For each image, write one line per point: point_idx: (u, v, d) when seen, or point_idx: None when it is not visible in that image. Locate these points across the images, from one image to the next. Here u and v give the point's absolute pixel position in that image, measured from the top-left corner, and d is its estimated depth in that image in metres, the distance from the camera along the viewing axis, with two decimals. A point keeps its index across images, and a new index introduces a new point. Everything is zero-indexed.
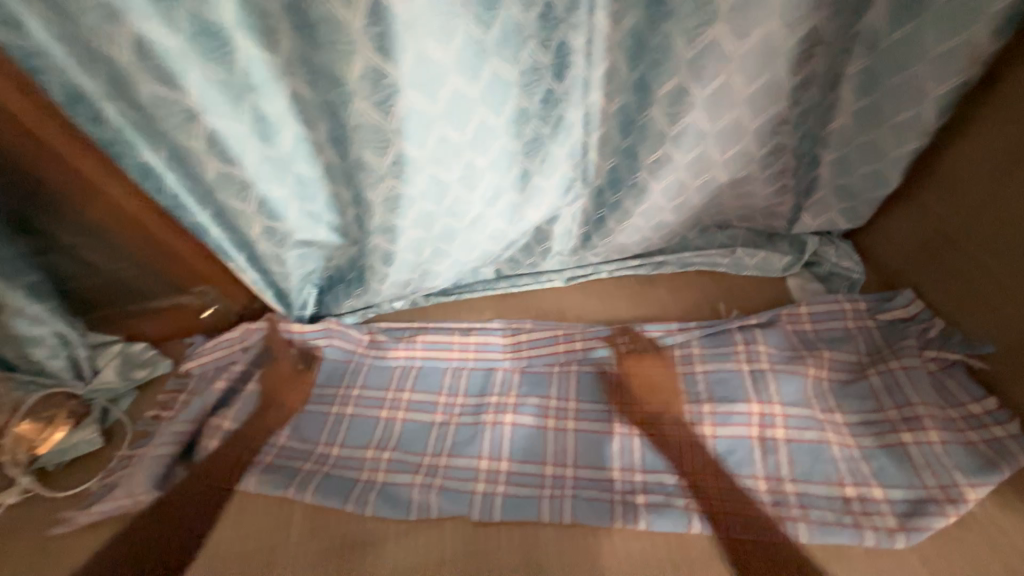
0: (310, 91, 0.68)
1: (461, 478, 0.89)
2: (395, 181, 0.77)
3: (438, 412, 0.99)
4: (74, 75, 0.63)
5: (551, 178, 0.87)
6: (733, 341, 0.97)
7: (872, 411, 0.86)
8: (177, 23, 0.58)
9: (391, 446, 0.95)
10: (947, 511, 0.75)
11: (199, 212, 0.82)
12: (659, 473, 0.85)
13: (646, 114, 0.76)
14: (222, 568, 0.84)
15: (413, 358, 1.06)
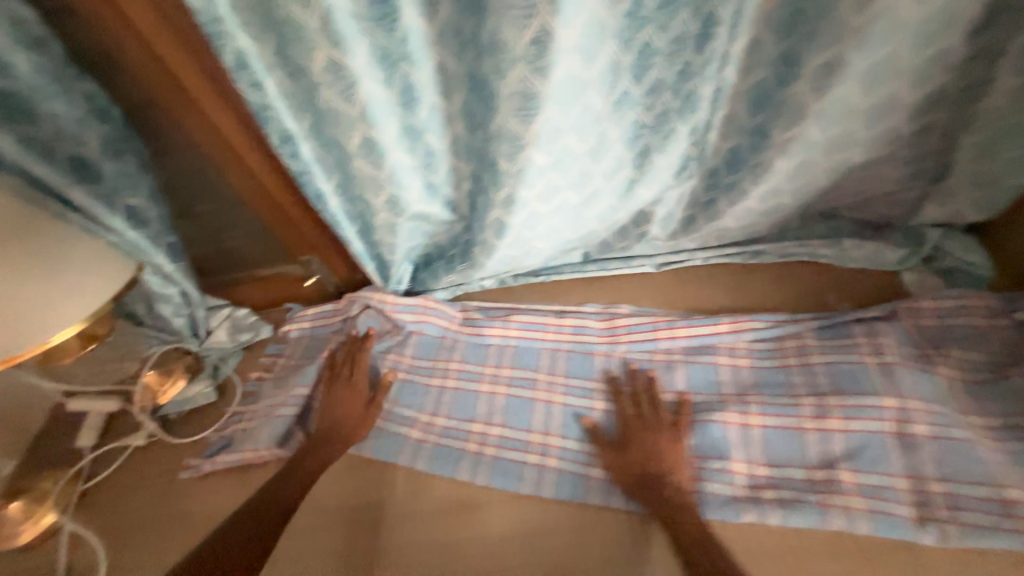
0: (457, 61, 0.69)
1: (562, 455, 0.91)
2: (532, 151, 0.70)
3: (540, 390, 0.99)
4: (245, 40, 0.65)
5: (668, 156, 0.85)
6: (852, 333, 0.93)
7: (1015, 413, 0.80)
8: None
9: (499, 420, 0.97)
10: None
11: (327, 181, 0.85)
12: (787, 467, 0.83)
13: (790, 88, 0.75)
14: (333, 522, 0.90)
15: (508, 338, 1.06)
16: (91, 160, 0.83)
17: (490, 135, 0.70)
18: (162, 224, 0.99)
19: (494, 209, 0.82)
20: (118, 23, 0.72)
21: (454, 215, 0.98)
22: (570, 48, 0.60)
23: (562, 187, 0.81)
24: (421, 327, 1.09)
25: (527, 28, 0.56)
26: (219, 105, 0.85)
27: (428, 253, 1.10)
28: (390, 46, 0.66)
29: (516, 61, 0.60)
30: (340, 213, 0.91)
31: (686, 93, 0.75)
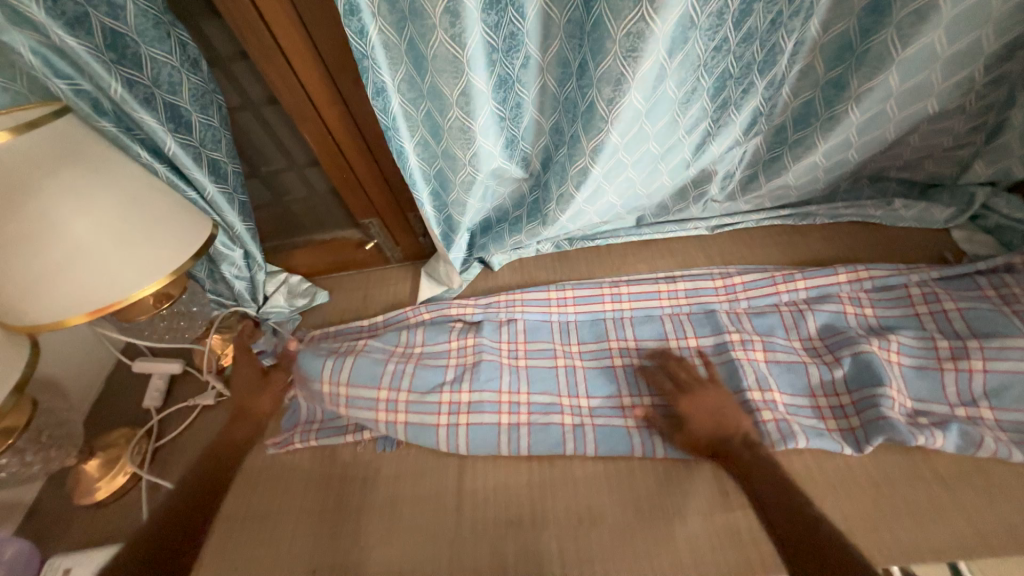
0: (561, 11, 0.72)
1: (611, 412, 0.93)
2: (637, 96, 0.75)
3: (615, 356, 1.00)
4: None
5: (743, 113, 0.88)
6: (979, 286, 0.96)
7: None
8: None
9: (584, 393, 0.96)
10: None
11: (411, 139, 0.86)
12: (927, 403, 0.86)
13: (876, 38, 0.79)
14: (410, 491, 0.91)
15: (622, 310, 1.06)
16: (183, 111, 0.84)
17: (588, 80, 0.77)
18: (237, 181, 1.00)
19: (582, 158, 0.86)
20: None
21: (525, 175, 1.00)
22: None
23: (650, 136, 0.85)
24: (522, 307, 1.09)
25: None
26: (310, 58, 0.86)
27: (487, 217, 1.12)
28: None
29: (638, 0, 0.64)
30: (418, 173, 0.92)
31: (772, 40, 0.79)
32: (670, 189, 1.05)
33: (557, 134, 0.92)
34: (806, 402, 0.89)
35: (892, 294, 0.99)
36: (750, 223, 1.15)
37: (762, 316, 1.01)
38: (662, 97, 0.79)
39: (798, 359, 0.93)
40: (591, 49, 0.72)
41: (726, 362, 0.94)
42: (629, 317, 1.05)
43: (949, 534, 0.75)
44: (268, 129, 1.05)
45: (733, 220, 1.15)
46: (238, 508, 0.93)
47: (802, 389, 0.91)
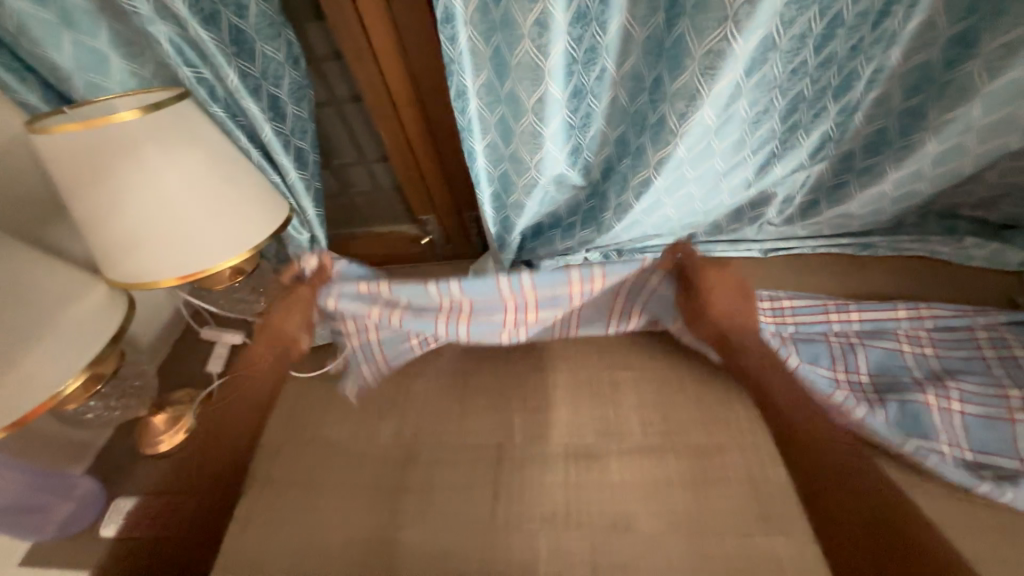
0: (641, 28, 0.76)
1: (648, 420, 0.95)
2: (711, 110, 0.77)
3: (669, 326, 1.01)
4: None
5: (812, 135, 0.88)
6: None
7: None
8: None
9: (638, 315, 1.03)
10: None
11: (481, 141, 0.91)
12: (993, 454, 0.81)
13: (959, 70, 0.78)
14: (445, 483, 0.93)
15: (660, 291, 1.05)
16: (281, 102, 0.93)
17: (661, 95, 0.80)
18: (315, 170, 1.08)
19: (646, 170, 0.88)
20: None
21: (584, 184, 1.02)
22: (774, 10, 0.66)
23: (716, 152, 0.87)
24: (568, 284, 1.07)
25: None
26: (396, 60, 0.93)
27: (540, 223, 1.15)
28: (591, 3, 0.72)
29: (723, 20, 0.67)
30: (482, 174, 0.95)
31: (849, 66, 0.79)
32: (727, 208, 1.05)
33: (621, 146, 0.94)
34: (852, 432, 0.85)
35: (953, 336, 0.95)
36: (805, 249, 1.13)
37: (807, 343, 0.96)
38: (734, 115, 0.80)
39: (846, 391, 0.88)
40: (668, 64, 0.76)
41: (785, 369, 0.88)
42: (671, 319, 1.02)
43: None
44: (345, 124, 1.13)
45: (788, 244, 1.13)
46: (288, 473, 0.99)
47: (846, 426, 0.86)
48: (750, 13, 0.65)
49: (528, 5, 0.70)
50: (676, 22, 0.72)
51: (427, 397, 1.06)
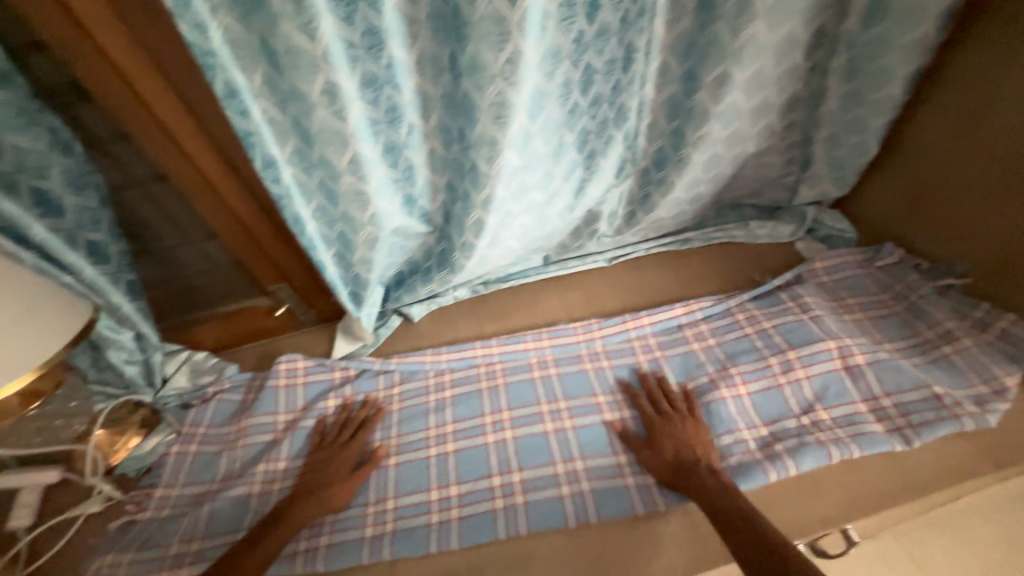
0: (433, 86, 0.81)
1: (538, 473, 0.93)
2: (507, 154, 0.85)
3: (546, 420, 1.00)
4: (232, 71, 0.69)
5: (611, 158, 1.02)
6: (783, 299, 1.11)
7: (911, 335, 1.02)
8: (353, 24, 0.69)
9: (506, 406, 1.03)
10: (1001, 396, 0.91)
11: (307, 205, 0.89)
12: (780, 422, 0.93)
13: (695, 98, 0.97)
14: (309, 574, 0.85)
15: (492, 355, 1.11)
16: (53, 194, 0.82)
17: (468, 144, 0.86)
18: (123, 261, 0.96)
19: (476, 210, 0.94)
20: (105, 67, 0.77)
21: (430, 229, 1.05)
22: (534, 66, 0.76)
23: (531, 186, 0.96)
24: (398, 437, 1.01)
25: (503, 50, 0.72)
26: (196, 134, 0.87)
27: (400, 270, 1.16)
28: (376, 71, 0.75)
29: (494, 79, 0.75)
30: (314, 237, 0.93)
31: (620, 101, 0.93)
32: (564, 229, 1.15)
33: (451, 190, 0.98)
34: None
35: (724, 322, 1.11)
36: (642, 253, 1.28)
37: (621, 362, 1.07)
38: (534, 153, 0.90)
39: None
40: (464, 118, 0.82)
41: (598, 461, 0.93)
42: (510, 431, 0.99)
43: (822, 507, 0.84)
44: (157, 204, 1.02)
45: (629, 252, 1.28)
46: None
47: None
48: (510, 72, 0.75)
49: (311, 77, 0.71)
50: (460, 82, 0.79)
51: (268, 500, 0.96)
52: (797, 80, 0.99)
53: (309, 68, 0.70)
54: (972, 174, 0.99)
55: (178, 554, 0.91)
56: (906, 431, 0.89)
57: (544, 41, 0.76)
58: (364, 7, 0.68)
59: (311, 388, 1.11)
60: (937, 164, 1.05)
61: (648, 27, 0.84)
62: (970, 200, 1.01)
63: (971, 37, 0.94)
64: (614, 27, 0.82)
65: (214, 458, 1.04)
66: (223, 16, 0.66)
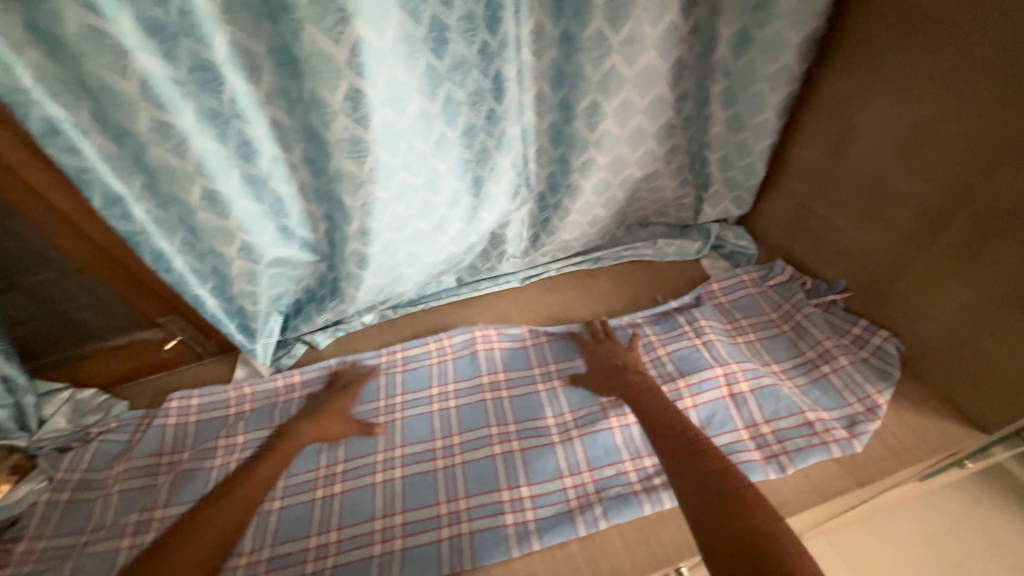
0: (288, 117, 0.79)
1: (423, 515, 0.90)
2: (372, 187, 0.86)
3: (438, 457, 0.98)
4: (48, 106, 0.65)
5: (500, 185, 1.01)
6: (680, 323, 1.11)
7: (796, 355, 1.05)
8: (177, 60, 0.67)
9: (400, 442, 1.01)
10: (871, 418, 0.93)
11: (170, 241, 0.85)
12: None
13: (571, 126, 1.00)
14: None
15: (392, 387, 1.09)
16: None
17: (333, 179, 0.85)
18: None
19: (351, 241, 0.93)
20: None
21: (318, 258, 1.01)
22: (379, 101, 0.77)
23: (410, 216, 0.96)
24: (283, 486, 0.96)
25: (337, 89, 0.73)
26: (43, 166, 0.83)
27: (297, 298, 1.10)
28: (217, 106, 0.73)
29: (336, 115, 0.76)
30: (182, 273, 0.89)
31: (498, 130, 0.93)
32: (465, 253, 1.13)
33: (331, 220, 0.95)
34: (555, 486, 0.92)
35: (623, 349, 1.11)
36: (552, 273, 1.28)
37: (520, 392, 1.06)
38: (403, 185, 0.90)
39: (557, 485, 0.91)
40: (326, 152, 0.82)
41: (483, 500, 0.90)
42: (399, 469, 0.97)
43: (690, 534, 0.84)
44: (14, 241, 0.92)
45: (541, 272, 1.27)
46: None
47: (552, 471, 0.93)
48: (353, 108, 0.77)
49: (151, 113, 0.69)
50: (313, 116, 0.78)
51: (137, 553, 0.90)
52: (670, 108, 1.03)
53: (146, 103, 0.68)
54: (844, 195, 1.03)
55: None
56: (782, 458, 0.90)
57: (385, 77, 0.76)
58: (187, 42, 0.66)
59: (204, 427, 1.08)
60: (816, 185, 1.09)
61: (514, 59, 0.84)
62: (843, 220, 1.05)
63: (835, 69, 0.98)
64: (473, 60, 0.83)
65: (87, 507, 0.97)
66: (30, 52, 0.62)
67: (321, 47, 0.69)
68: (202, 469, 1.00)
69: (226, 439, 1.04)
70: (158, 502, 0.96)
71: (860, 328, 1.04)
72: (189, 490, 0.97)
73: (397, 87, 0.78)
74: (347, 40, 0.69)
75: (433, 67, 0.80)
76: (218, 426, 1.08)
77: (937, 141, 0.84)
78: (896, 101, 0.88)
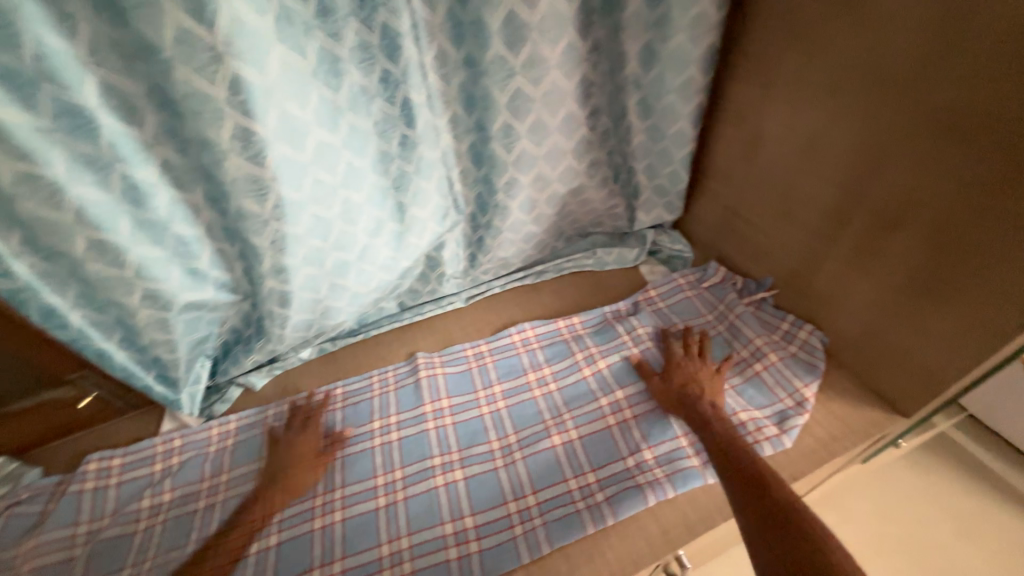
0: (181, 157, 0.82)
1: (364, 568, 0.85)
2: (279, 224, 0.91)
3: (380, 496, 0.94)
4: None
5: (425, 208, 1.08)
6: (619, 333, 1.15)
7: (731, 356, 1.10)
8: (39, 109, 0.68)
9: (339, 483, 0.96)
10: (800, 412, 0.99)
11: (61, 293, 0.84)
12: (608, 467, 0.95)
13: (489, 147, 1.07)
14: None
15: (338, 423, 1.05)
16: None
17: (241, 219, 0.89)
18: None
19: (267, 278, 0.97)
20: None
21: (240, 296, 1.02)
22: (270, 137, 0.81)
23: (327, 250, 1.01)
24: (224, 488, 0.97)
25: (223, 129, 0.78)
26: None
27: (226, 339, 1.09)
28: (94, 152, 0.75)
29: (226, 153, 0.81)
30: (80, 325, 0.88)
31: (411, 151, 0.99)
32: (399, 275, 1.16)
33: (245, 258, 0.97)
34: (499, 514, 0.90)
35: (564, 364, 1.12)
36: (494, 290, 1.31)
37: (463, 417, 1.05)
38: (313, 219, 0.95)
39: (502, 512, 0.91)
40: (229, 192, 0.85)
41: (425, 534, 0.88)
42: (339, 513, 0.92)
43: (630, 548, 0.85)
44: None
45: (481, 290, 1.30)
46: None
47: (495, 498, 0.92)
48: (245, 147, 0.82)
49: (30, 166, 0.71)
50: (213, 162, 0.82)
51: None
52: (582, 125, 1.12)
53: (22, 162, 0.70)
54: (763, 195, 1.14)
55: None
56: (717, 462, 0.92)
57: (270, 111, 0.80)
58: (48, 90, 0.67)
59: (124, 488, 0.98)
60: (739, 189, 1.20)
61: (422, 87, 0.91)
62: (765, 219, 1.16)
63: (738, 83, 1.11)
64: (378, 90, 0.90)
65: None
66: None
67: (195, 87, 0.74)
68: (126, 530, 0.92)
69: (151, 500, 0.96)
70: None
71: (789, 322, 1.14)
72: (104, 568, 0.87)
73: (292, 122, 0.83)
74: (223, 79, 0.74)
75: (328, 98, 0.85)
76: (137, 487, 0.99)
77: (833, 144, 0.95)
78: (795, 111, 1.00)
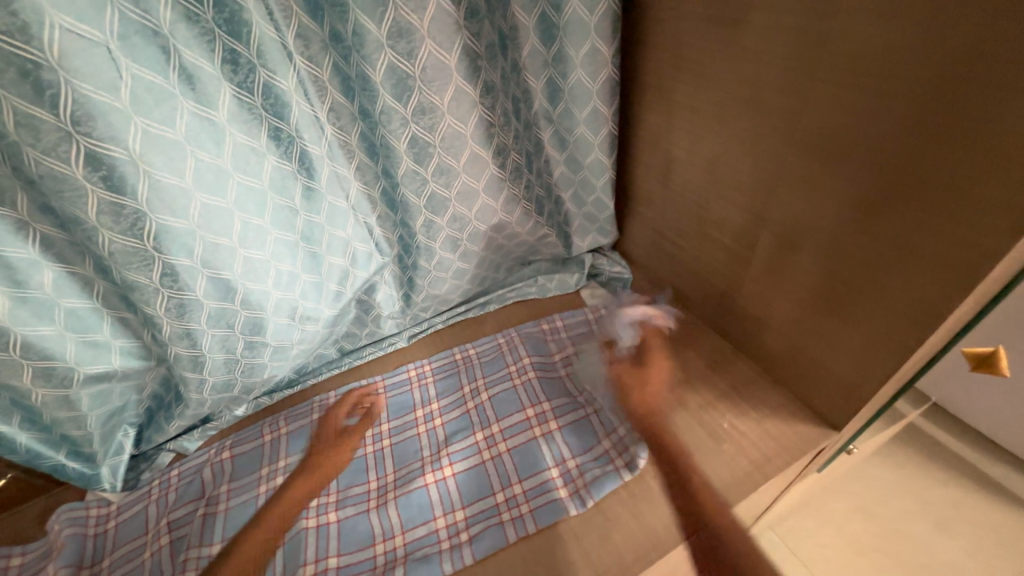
0: (346, 99, 0.79)
1: (385, 515, 0.89)
2: (416, 166, 0.86)
3: (426, 453, 0.97)
4: None
5: (557, 169, 1.04)
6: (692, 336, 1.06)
7: None
8: (212, 51, 0.63)
9: (385, 420, 1.05)
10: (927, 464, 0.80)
11: (195, 288, 0.76)
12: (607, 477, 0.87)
13: (640, 109, 0.98)
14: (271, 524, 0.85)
15: (421, 379, 1.11)
16: None
17: (394, 180, 0.89)
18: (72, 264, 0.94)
19: (418, 236, 0.98)
20: None
21: (390, 255, 1.02)
22: (418, 86, 0.76)
23: (471, 217, 1.00)
24: (285, 427, 1.04)
25: (374, 67, 0.72)
26: None
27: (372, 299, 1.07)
28: (281, 127, 0.73)
29: (376, 97, 0.76)
30: (223, 329, 0.84)
31: (561, 107, 0.94)
32: (531, 239, 1.15)
33: (396, 211, 0.96)
34: (486, 502, 0.89)
35: (640, 355, 1.06)
36: (628, 277, 1.22)
37: (499, 390, 1.03)
38: (450, 171, 0.90)
39: (489, 502, 0.88)
40: (383, 154, 0.85)
41: (411, 492, 0.91)
42: (386, 442, 1.01)
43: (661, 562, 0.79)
44: None
45: (611, 268, 1.23)
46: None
47: (494, 480, 0.91)
48: (399, 93, 0.76)
49: (211, 153, 0.67)
50: (375, 129, 0.82)
51: (184, 515, 0.93)
52: None
53: (198, 142, 0.65)
54: None
55: (87, 563, 0.89)
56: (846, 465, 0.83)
57: (417, 52, 0.73)
58: (223, 35, 0.63)
59: (280, 401, 1.12)
60: None
61: (587, 36, 0.83)
62: None
63: None
64: (537, 38, 0.84)
65: (167, 468, 1.02)
66: None
67: (362, 26, 0.68)
68: (217, 442, 1.05)
69: (269, 424, 1.06)
70: (177, 465, 1.02)
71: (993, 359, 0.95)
72: (201, 463, 1.01)
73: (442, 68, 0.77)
74: (387, 22, 0.69)
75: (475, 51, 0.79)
76: (281, 401, 1.12)
77: None
78: None
